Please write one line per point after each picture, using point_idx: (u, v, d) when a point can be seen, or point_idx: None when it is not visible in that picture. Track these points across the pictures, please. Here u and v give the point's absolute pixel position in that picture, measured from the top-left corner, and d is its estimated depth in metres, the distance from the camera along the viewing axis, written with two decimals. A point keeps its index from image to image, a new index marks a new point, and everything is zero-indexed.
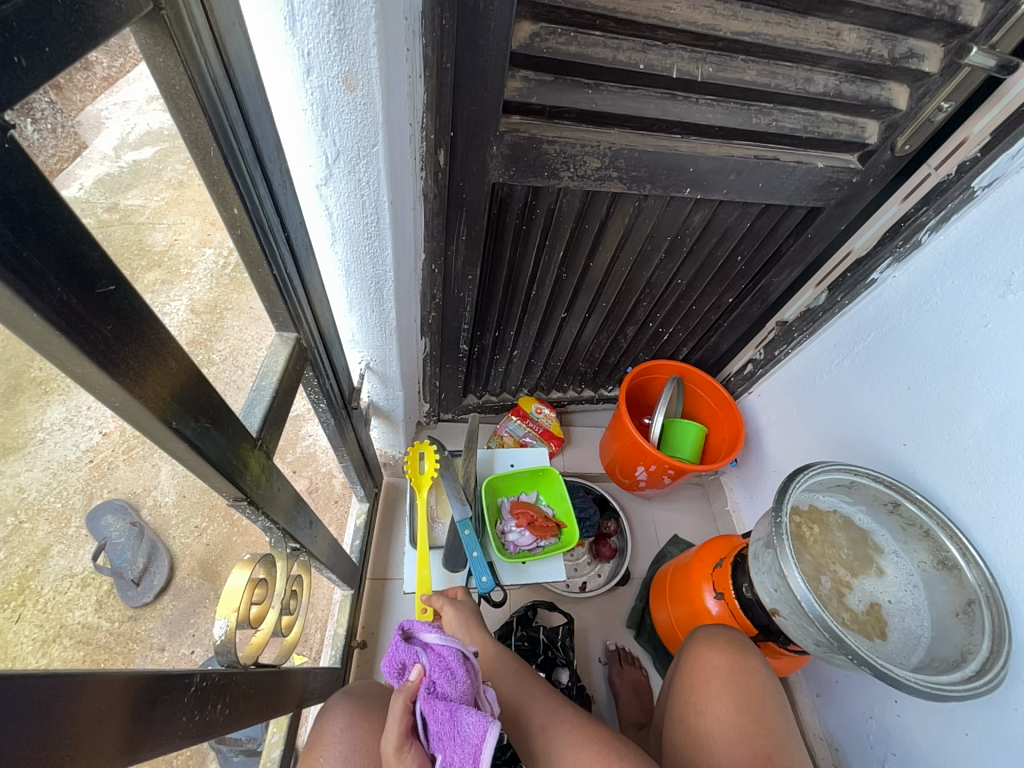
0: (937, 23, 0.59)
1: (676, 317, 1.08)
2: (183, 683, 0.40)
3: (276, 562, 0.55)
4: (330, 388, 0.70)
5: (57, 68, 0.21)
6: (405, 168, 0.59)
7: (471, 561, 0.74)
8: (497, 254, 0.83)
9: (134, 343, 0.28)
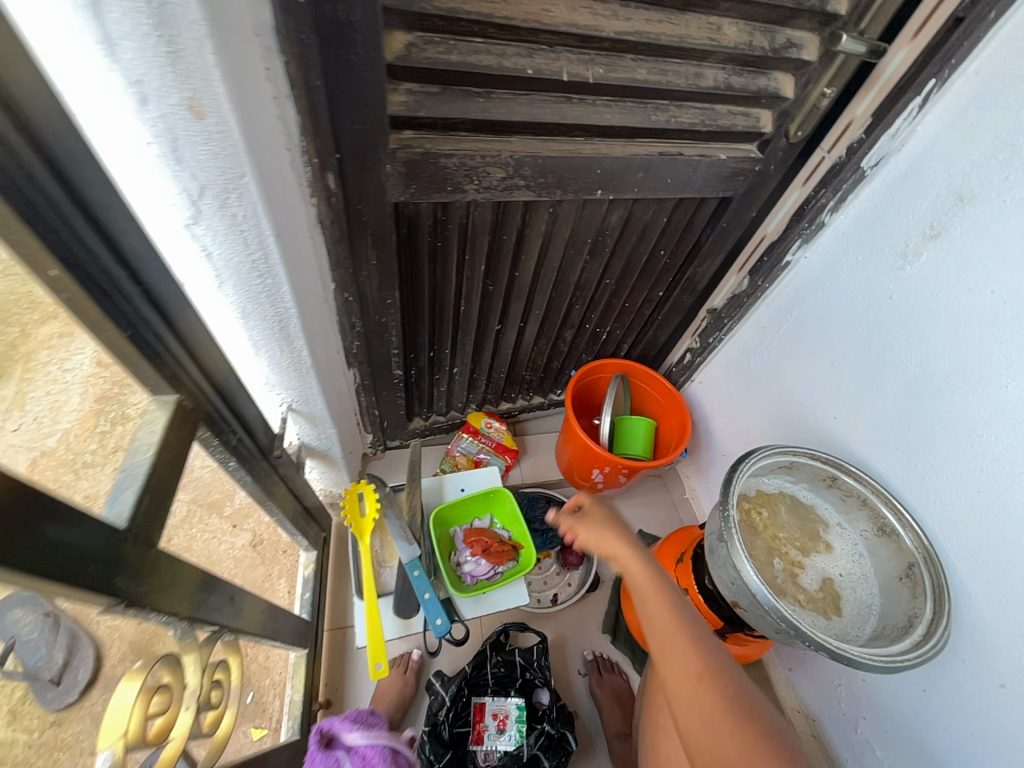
0: (808, 12, 0.61)
1: (611, 315, 1.08)
2: None
3: (184, 660, 0.53)
4: (240, 442, 0.62)
5: None
6: (287, 191, 0.53)
7: (423, 605, 0.69)
8: (416, 274, 0.79)
9: None
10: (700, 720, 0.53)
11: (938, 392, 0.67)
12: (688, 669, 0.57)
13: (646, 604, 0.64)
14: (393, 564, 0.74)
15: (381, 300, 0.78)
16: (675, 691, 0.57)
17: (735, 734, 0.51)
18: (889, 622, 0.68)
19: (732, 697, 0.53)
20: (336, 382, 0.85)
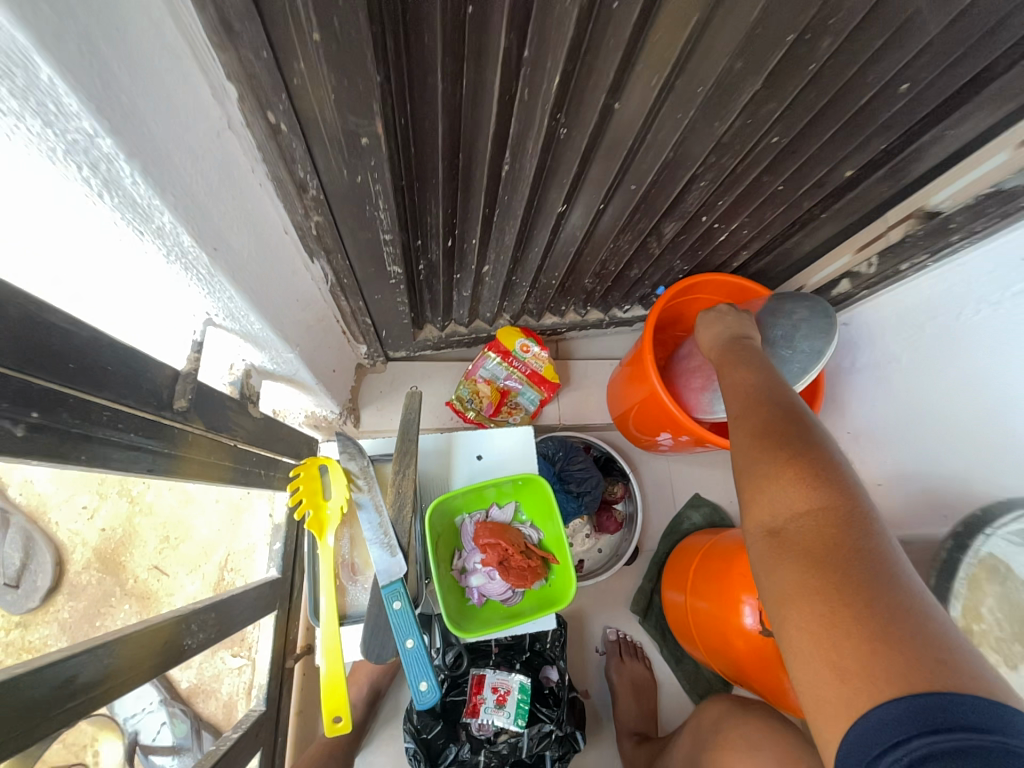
0: None
1: (747, 206, 0.65)
2: None
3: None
4: (46, 419, 0.31)
5: None
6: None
7: (403, 655, 0.47)
8: (419, 86, 0.39)
9: None
10: (741, 445, 0.45)
11: None
12: (752, 409, 0.46)
13: (728, 384, 0.53)
14: (367, 578, 0.51)
15: (349, 135, 0.40)
16: (736, 432, 0.46)
17: (775, 465, 0.40)
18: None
19: (792, 435, 0.42)
20: (288, 282, 0.51)
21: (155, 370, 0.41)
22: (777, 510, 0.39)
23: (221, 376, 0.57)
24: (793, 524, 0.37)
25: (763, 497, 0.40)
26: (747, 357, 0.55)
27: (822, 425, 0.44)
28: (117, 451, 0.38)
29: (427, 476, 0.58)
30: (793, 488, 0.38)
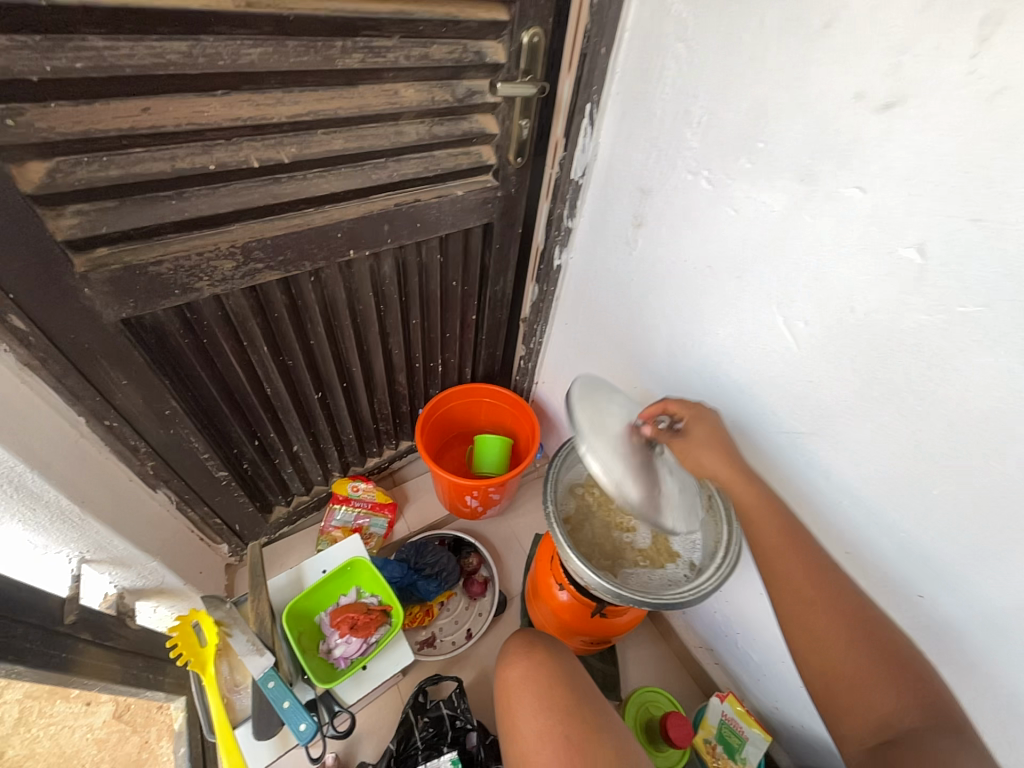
0: (473, 66, 0.67)
1: (436, 349, 1.10)
2: None
3: None
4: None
5: None
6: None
7: (284, 715, 0.65)
8: (191, 377, 0.75)
9: None
10: (843, 655, 0.54)
11: (686, 347, 0.78)
12: (832, 601, 0.56)
13: (769, 558, 0.60)
14: (246, 684, 0.70)
15: (157, 413, 0.72)
16: (817, 630, 0.56)
17: (874, 677, 0.53)
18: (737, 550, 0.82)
19: (884, 645, 0.54)
20: (137, 512, 0.77)
21: (47, 603, 0.62)
22: (878, 720, 0.51)
23: (97, 602, 0.76)
24: (896, 730, 0.50)
25: (854, 716, 0.53)
26: (719, 466, 0.63)
27: (879, 614, 0.56)
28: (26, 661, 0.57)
29: (283, 597, 0.80)
30: (884, 693, 0.52)
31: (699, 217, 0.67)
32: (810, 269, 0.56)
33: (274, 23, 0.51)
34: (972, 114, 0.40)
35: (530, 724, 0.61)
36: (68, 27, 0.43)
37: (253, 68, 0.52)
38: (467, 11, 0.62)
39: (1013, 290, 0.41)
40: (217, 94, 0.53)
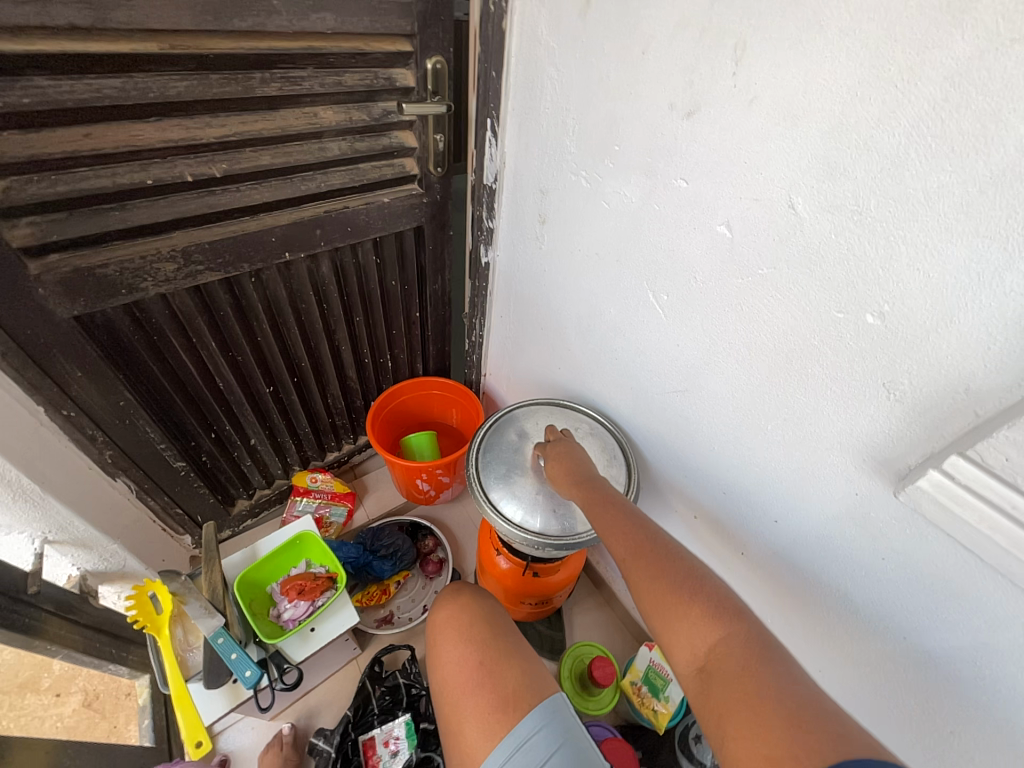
0: (384, 90, 0.78)
1: (384, 345, 1.19)
2: None
3: None
4: None
5: None
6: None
7: (231, 664, 0.72)
8: (145, 371, 0.83)
9: None
10: (653, 596, 0.57)
11: (589, 328, 0.88)
12: (640, 550, 0.60)
13: (598, 520, 0.66)
14: (199, 644, 0.77)
15: (113, 404, 0.80)
16: (637, 580, 0.59)
17: (681, 604, 0.54)
18: (649, 505, 0.93)
19: (682, 571, 0.57)
20: (93, 495, 0.83)
21: (11, 576, 0.70)
22: (693, 643, 0.52)
23: (62, 582, 0.84)
24: (710, 654, 0.51)
25: (684, 642, 0.53)
26: (572, 467, 0.75)
27: (682, 550, 0.60)
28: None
29: (236, 572, 0.87)
30: (699, 619, 0.53)
31: (585, 212, 0.78)
32: (663, 249, 0.67)
33: (198, 60, 0.61)
34: (740, 116, 0.51)
35: (449, 671, 0.66)
36: (17, 70, 0.52)
37: (181, 98, 0.62)
38: (371, 44, 0.73)
39: (788, 250, 0.52)
40: (150, 120, 0.62)
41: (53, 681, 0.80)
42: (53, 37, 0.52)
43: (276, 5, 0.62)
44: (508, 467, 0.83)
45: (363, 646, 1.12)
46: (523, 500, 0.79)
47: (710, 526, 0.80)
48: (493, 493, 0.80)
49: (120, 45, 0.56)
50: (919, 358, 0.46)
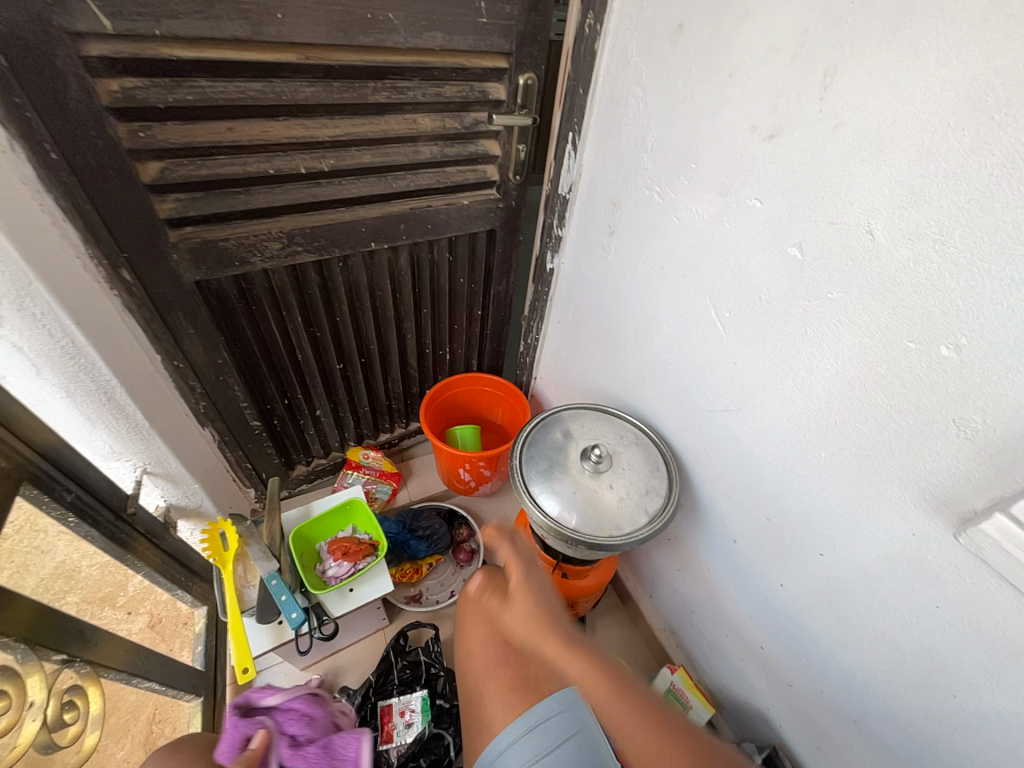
0: (478, 101, 0.85)
1: (445, 338, 1.26)
2: None
3: (26, 676, 0.57)
4: (78, 498, 0.73)
5: None
6: (75, 276, 0.67)
7: (280, 605, 0.81)
8: (241, 336, 0.94)
9: None
10: (635, 737, 0.55)
11: (645, 339, 0.89)
12: (626, 681, 0.59)
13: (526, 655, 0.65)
14: (256, 581, 0.86)
15: (212, 361, 0.92)
16: (610, 715, 0.57)
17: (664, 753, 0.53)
18: (686, 524, 0.92)
19: (660, 722, 0.55)
20: (187, 439, 0.95)
21: (116, 496, 0.81)
22: None
23: (151, 509, 0.95)
24: None
25: None
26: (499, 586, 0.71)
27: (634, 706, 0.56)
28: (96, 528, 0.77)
29: (292, 526, 0.96)
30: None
31: (655, 225, 0.80)
32: (730, 267, 0.68)
33: (324, 69, 0.70)
34: (823, 141, 0.52)
35: (488, 660, 0.68)
36: (186, 73, 0.63)
37: (307, 102, 0.71)
38: (472, 60, 0.80)
39: (861, 276, 0.52)
40: (280, 119, 0.72)
41: (130, 598, 0.88)
42: (218, 47, 0.63)
43: (395, 25, 0.70)
44: (551, 464, 0.86)
45: (391, 619, 1.18)
46: (563, 497, 0.81)
47: (750, 552, 0.78)
48: (535, 487, 0.83)
49: (267, 55, 0.66)
50: (995, 395, 0.44)
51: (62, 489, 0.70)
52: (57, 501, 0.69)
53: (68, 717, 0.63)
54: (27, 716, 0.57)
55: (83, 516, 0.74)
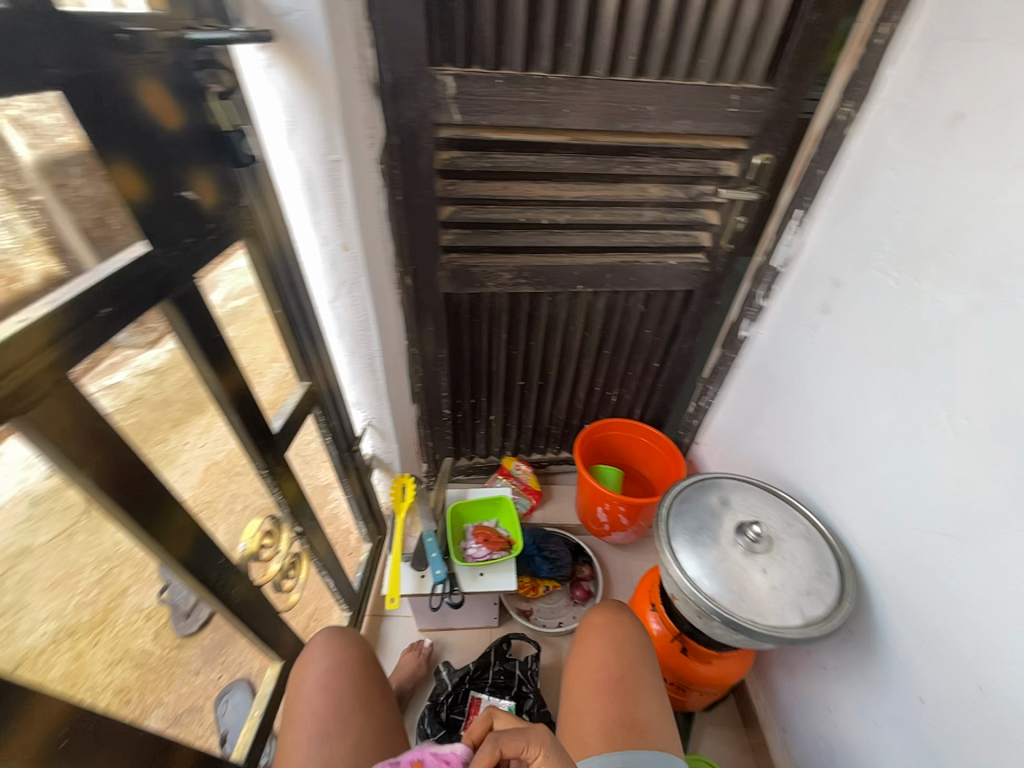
0: (708, 176, 0.93)
1: (616, 381, 1.33)
2: (217, 555, 0.63)
3: (283, 529, 0.84)
4: (336, 424, 1.02)
5: (209, 252, 0.57)
6: (383, 276, 0.95)
7: (430, 559, 0.98)
8: (460, 341, 1.18)
9: (227, 369, 0.63)
10: None
11: (845, 428, 0.81)
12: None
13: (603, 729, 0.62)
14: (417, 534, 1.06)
15: (436, 354, 1.17)
16: None
17: None
18: (855, 656, 0.77)
19: None
20: (401, 408, 1.22)
21: (351, 434, 1.10)
22: None
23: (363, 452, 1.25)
24: None
25: None
26: (613, 652, 0.71)
27: None
28: (335, 452, 1.05)
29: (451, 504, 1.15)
30: None
31: (883, 311, 0.74)
32: (981, 369, 0.59)
33: (585, 147, 0.88)
34: None
35: (592, 691, 0.67)
36: (490, 148, 0.87)
37: (565, 171, 0.90)
38: (713, 142, 0.89)
39: None
40: (541, 183, 0.92)
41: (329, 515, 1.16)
42: (517, 131, 0.85)
43: (652, 114, 0.84)
44: (700, 527, 0.84)
45: (501, 622, 1.25)
46: (707, 564, 0.78)
47: (947, 722, 0.62)
48: (678, 543, 0.82)
49: (548, 136, 0.86)
50: None
51: (329, 416, 0.99)
52: (324, 423, 0.97)
53: (289, 573, 0.88)
54: (276, 556, 0.83)
55: (333, 440, 1.02)
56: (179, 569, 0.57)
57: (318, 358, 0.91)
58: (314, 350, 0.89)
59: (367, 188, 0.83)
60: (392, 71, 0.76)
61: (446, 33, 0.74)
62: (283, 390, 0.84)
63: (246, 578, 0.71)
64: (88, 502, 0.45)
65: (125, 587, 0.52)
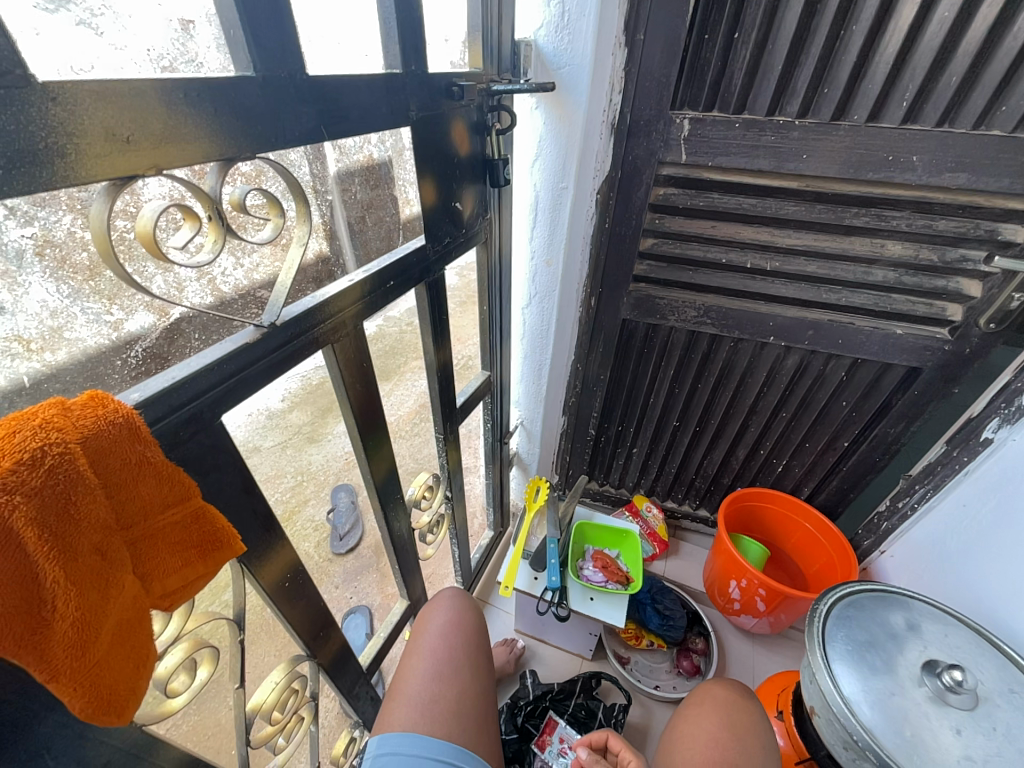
0: (977, 240, 0.78)
1: (788, 450, 1.18)
2: (394, 491, 0.77)
3: (438, 489, 0.97)
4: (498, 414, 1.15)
5: (455, 249, 0.70)
6: (573, 294, 1.03)
7: (548, 564, 1.01)
8: (624, 368, 1.19)
9: (441, 345, 0.77)
10: None
11: None
12: None
13: None
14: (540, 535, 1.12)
15: (597, 375, 1.21)
16: None
17: None
18: None
19: None
20: (551, 417, 1.29)
21: (505, 427, 1.21)
22: None
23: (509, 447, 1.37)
24: None
25: None
26: (726, 728, 0.67)
27: None
28: (489, 439, 1.17)
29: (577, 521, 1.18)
30: None
31: None
32: None
33: (817, 195, 0.82)
34: None
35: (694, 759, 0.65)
36: (708, 188, 0.88)
37: (786, 217, 0.85)
38: (993, 201, 0.75)
39: None
40: (754, 226, 0.89)
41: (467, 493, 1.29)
42: (741, 173, 0.84)
43: (915, 165, 0.75)
44: (872, 646, 0.69)
45: (595, 657, 1.21)
46: (876, 693, 0.65)
47: None
48: (837, 653, 0.69)
49: (775, 181, 0.83)
50: None
51: (495, 405, 1.10)
52: (490, 411, 1.09)
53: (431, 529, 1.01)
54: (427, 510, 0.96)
55: (491, 428, 1.14)
56: (374, 490, 0.71)
57: (501, 354, 1.03)
58: (499, 346, 1.00)
59: (581, 214, 0.91)
60: (633, 114, 0.83)
61: (694, 81, 0.78)
62: (466, 373, 0.98)
63: (406, 520, 0.84)
64: (336, 421, 0.61)
65: (308, 497, 0.63)
